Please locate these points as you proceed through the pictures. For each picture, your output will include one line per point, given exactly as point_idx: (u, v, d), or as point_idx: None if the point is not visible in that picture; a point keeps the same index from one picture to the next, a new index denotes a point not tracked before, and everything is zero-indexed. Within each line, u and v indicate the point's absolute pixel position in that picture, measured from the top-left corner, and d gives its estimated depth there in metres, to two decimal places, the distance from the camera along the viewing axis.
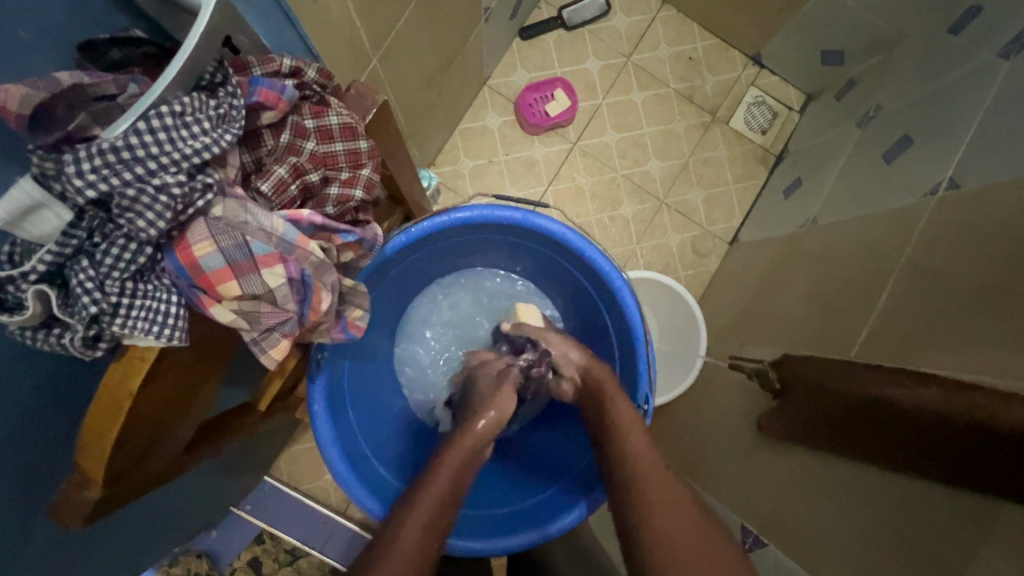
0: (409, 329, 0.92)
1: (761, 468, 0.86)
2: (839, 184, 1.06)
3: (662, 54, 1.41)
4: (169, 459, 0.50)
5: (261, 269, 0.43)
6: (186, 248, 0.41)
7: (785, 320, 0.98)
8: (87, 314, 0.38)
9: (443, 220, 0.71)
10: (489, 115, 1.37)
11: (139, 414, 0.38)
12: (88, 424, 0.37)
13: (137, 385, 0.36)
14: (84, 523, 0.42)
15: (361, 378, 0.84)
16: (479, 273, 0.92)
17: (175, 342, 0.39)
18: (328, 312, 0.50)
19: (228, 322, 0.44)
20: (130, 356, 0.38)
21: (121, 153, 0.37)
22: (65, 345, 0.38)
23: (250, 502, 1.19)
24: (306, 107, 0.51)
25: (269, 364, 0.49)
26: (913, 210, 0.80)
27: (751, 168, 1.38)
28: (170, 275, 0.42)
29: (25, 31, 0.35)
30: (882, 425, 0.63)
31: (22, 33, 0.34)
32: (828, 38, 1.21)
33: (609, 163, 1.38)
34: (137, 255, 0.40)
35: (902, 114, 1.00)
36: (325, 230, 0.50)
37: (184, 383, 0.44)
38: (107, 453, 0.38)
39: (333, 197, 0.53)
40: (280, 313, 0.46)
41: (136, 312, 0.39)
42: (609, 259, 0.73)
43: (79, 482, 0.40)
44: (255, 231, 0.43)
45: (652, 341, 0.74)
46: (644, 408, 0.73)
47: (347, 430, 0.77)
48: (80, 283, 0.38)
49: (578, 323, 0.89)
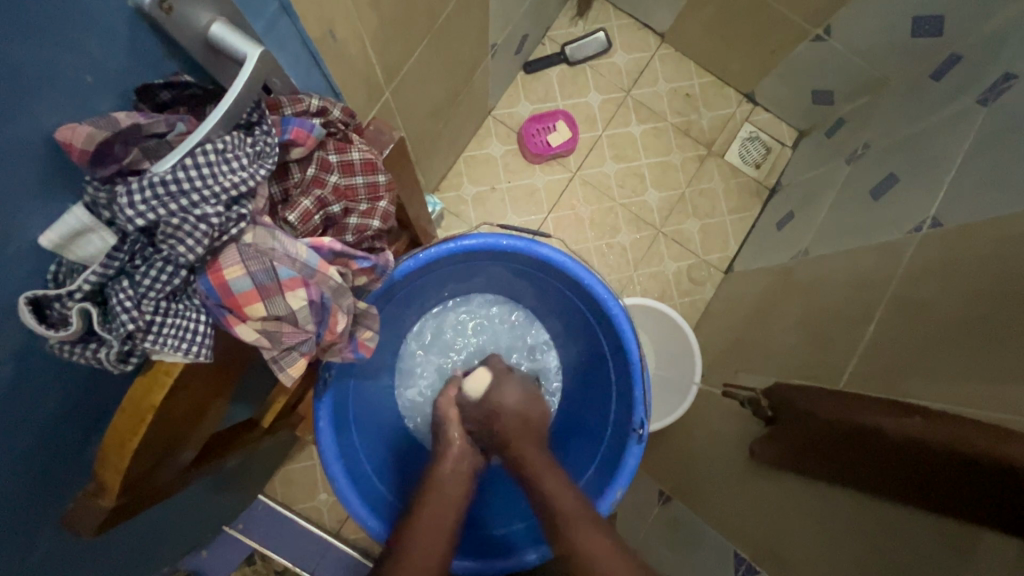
0: (410, 352, 0.93)
1: (755, 495, 0.87)
2: (830, 218, 1.10)
3: (660, 89, 1.47)
4: (175, 474, 0.51)
5: (285, 291, 0.46)
6: (217, 271, 0.44)
7: (777, 348, 1.01)
8: (124, 330, 0.40)
9: (449, 247, 0.74)
10: (492, 143, 1.42)
11: (158, 426, 0.40)
12: (109, 434, 0.39)
13: (160, 399, 0.38)
14: (96, 532, 0.43)
15: (364, 396, 0.86)
16: (478, 299, 0.94)
17: (200, 358, 0.42)
18: (342, 334, 0.53)
19: (252, 341, 0.46)
20: (155, 370, 0.40)
21: (169, 186, 0.40)
22: (100, 359, 0.41)
23: (242, 522, 1.20)
24: (331, 142, 0.54)
25: (287, 382, 0.51)
26: (900, 245, 0.84)
27: (745, 200, 1.42)
28: (200, 296, 0.44)
29: (95, 75, 0.38)
30: (871, 454, 0.65)
31: (90, 79, 0.38)
32: (818, 80, 1.27)
33: (608, 191, 1.43)
34: (173, 278, 0.42)
35: (888, 153, 1.05)
36: (343, 256, 0.52)
37: (203, 396, 0.46)
38: (125, 464, 0.39)
39: (352, 227, 0.56)
40: (300, 333, 0.48)
41: (167, 331, 0.42)
42: (608, 288, 0.76)
43: (94, 492, 0.41)
44: (282, 257, 0.46)
45: (649, 368, 0.76)
46: (639, 433, 0.74)
47: (349, 446, 0.79)
48: (120, 302, 0.40)
49: (576, 350, 0.91)
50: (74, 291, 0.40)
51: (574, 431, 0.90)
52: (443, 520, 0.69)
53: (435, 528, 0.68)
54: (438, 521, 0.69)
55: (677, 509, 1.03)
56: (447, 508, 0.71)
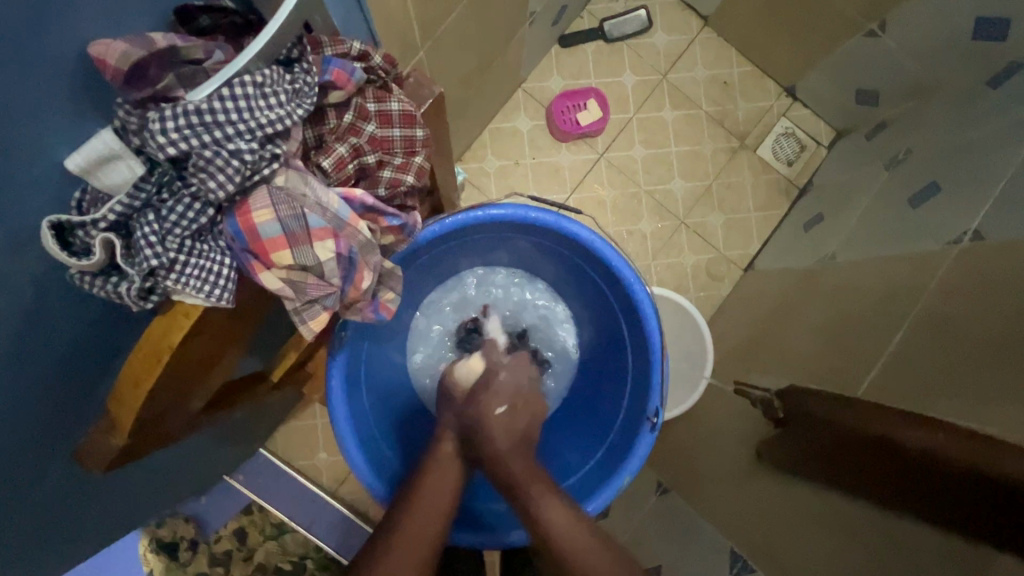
0: (423, 321, 0.92)
1: (756, 494, 0.87)
2: (862, 223, 1.07)
3: (698, 76, 1.42)
4: (185, 419, 0.51)
5: (314, 241, 0.44)
6: (246, 213, 0.43)
7: (794, 351, 0.99)
8: (146, 266, 0.39)
9: (477, 214, 0.72)
10: (520, 117, 1.38)
11: (176, 368, 0.39)
12: (125, 373, 0.38)
13: (179, 341, 0.37)
14: (105, 469, 0.43)
15: (377, 360, 0.85)
16: (495, 271, 0.92)
17: (221, 303, 0.40)
18: (366, 291, 0.51)
19: (275, 289, 0.45)
20: (174, 311, 0.39)
21: (202, 117, 0.39)
22: (120, 294, 0.40)
23: (243, 473, 1.24)
24: (370, 90, 0.52)
25: (306, 336, 0.50)
26: (935, 256, 0.80)
27: (774, 198, 1.39)
28: (226, 238, 0.43)
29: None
30: (880, 465, 0.64)
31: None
32: (864, 79, 1.22)
33: (633, 176, 1.39)
34: (199, 215, 0.42)
35: (931, 161, 1.00)
36: (372, 211, 0.50)
37: (216, 345, 0.45)
38: (139, 404, 0.38)
39: (385, 180, 0.53)
40: (325, 286, 0.47)
41: (189, 272, 0.40)
42: (636, 272, 0.74)
43: (105, 429, 0.41)
44: (313, 205, 0.44)
45: (668, 357, 0.74)
46: (654, 421, 0.73)
47: (358, 407, 0.79)
48: (144, 236, 0.40)
49: (593, 331, 0.89)
50: (99, 220, 0.40)
51: (586, 411, 0.89)
52: (441, 492, 0.69)
53: (436, 498, 0.68)
54: (434, 501, 0.68)
55: (676, 501, 1.03)
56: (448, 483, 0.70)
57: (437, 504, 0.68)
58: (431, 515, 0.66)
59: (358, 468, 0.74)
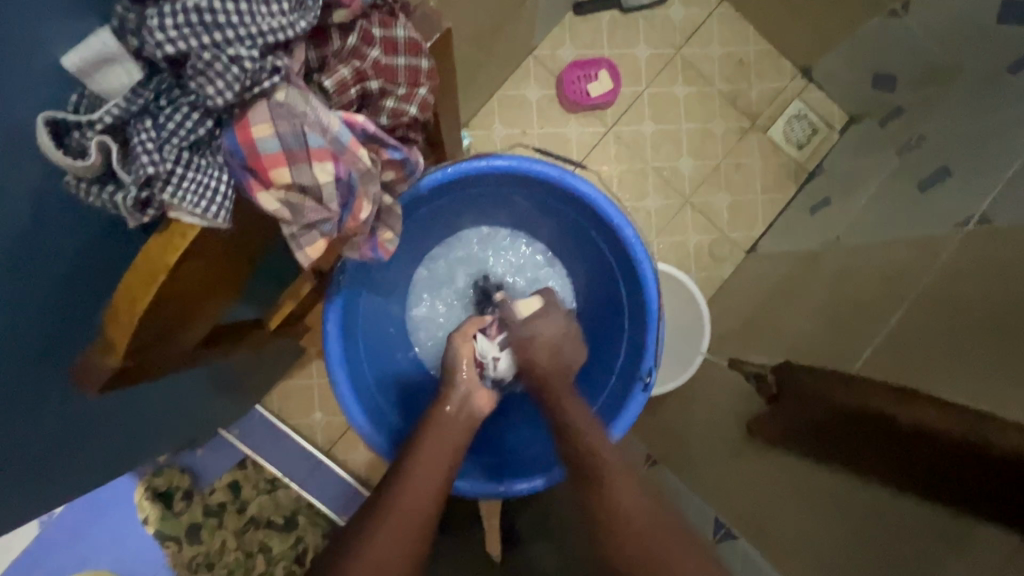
0: (422, 275, 0.92)
1: (743, 467, 0.88)
2: (870, 207, 1.06)
3: (713, 52, 1.39)
4: (183, 351, 0.51)
5: (313, 161, 0.45)
6: (245, 127, 0.42)
7: (792, 332, 0.99)
8: (143, 174, 0.39)
9: (480, 164, 0.71)
10: (530, 86, 1.36)
11: (172, 289, 0.39)
12: (121, 291, 0.37)
13: (174, 261, 0.37)
14: (101, 390, 0.43)
15: (374, 311, 0.86)
16: (496, 230, 0.92)
17: (219, 222, 0.40)
18: (365, 224, 0.51)
19: (272, 210, 0.46)
20: (170, 232, 0.38)
21: (203, 16, 0.39)
22: (115, 203, 0.40)
23: (239, 428, 1.26)
24: (376, 15, 0.51)
25: (303, 261, 0.51)
26: (940, 240, 0.79)
27: (782, 181, 1.37)
28: (225, 153, 0.43)
29: None
30: (871, 436, 0.64)
31: None
32: (883, 62, 1.19)
33: (641, 152, 1.38)
34: (198, 126, 0.42)
35: (944, 146, 0.98)
36: (374, 143, 0.50)
37: (212, 273, 0.44)
38: (134, 324, 0.38)
39: (388, 109, 0.52)
40: (323, 211, 0.47)
41: (187, 186, 0.40)
42: (637, 232, 0.73)
43: (100, 350, 0.41)
44: (313, 124, 0.44)
45: (664, 319, 0.75)
46: (646, 381, 0.74)
47: (354, 355, 0.80)
48: (141, 142, 0.40)
49: (589, 294, 0.89)
50: (95, 122, 0.39)
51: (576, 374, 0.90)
52: (442, 451, 0.70)
53: (435, 456, 0.69)
54: (435, 461, 0.69)
55: (664, 473, 1.04)
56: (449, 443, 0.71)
57: (437, 463, 0.69)
58: (431, 474, 0.68)
59: (351, 413, 0.75)
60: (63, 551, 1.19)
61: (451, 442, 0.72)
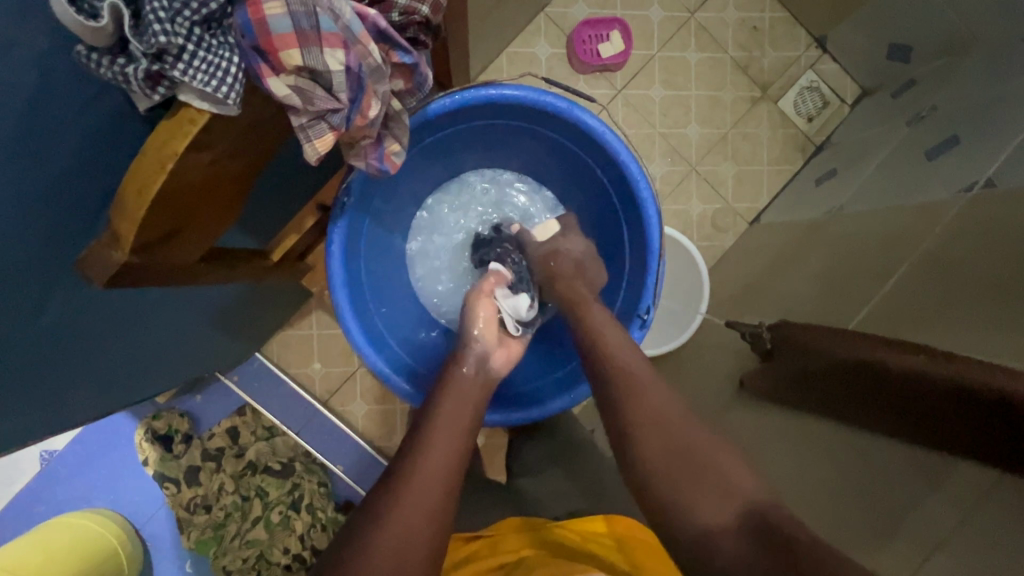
0: (425, 215, 0.93)
1: (734, 422, 0.90)
2: (876, 177, 1.05)
3: (727, 17, 1.36)
4: (187, 260, 0.52)
5: (324, 45, 0.44)
6: (257, 5, 0.42)
7: (790, 296, 1.00)
8: (155, 45, 0.39)
9: (490, 92, 0.72)
10: (540, 44, 1.34)
11: (181, 181, 0.40)
12: (129, 178, 0.38)
13: (181, 148, 0.38)
14: (106, 286, 0.44)
15: (378, 246, 0.87)
16: (500, 171, 0.92)
17: (227, 104, 0.39)
18: (372, 123, 0.52)
19: (282, 97, 0.45)
20: (179, 119, 0.39)
21: None
22: (127, 75, 0.41)
23: (238, 374, 1.28)
24: None
25: (311, 158, 0.50)
26: (944, 205, 0.78)
27: (789, 153, 1.36)
28: (236, 33, 0.43)
29: None
30: (861, 376, 0.66)
31: None
32: (899, 32, 1.17)
33: (650, 117, 1.36)
34: (211, 1, 0.40)
35: (953, 116, 0.97)
36: (384, 41, 0.50)
37: (220, 173, 0.45)
38: (142, 211, 0.39)
39: (400, 6, 0.51)
40: (332, 101, 0.47)
41: (198, 65, 0.40)
42: (643, 169, 0.73)
43: (108, 243, 0.42)
44: (325, 7, 0.43)
45: (665, 258, 0.75)
46: (644, 318, 0.75)
47: (357, 283, 0.81)
48: (153, 11, 0.39)
49: (590, 238, 0.90)
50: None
51: None
52: (462, 414, 0.65)
53: (457, 417, 0.64)
54: (456, 422, 0.63)
55: None
56: (468, 403, 0.67)
57: (457, 423, 0.63)
58: (454, 438, 0.62)
59: (355, 338, 0.77)
60: (65, 485, 1.26)
61: (471, 406, 0.67)
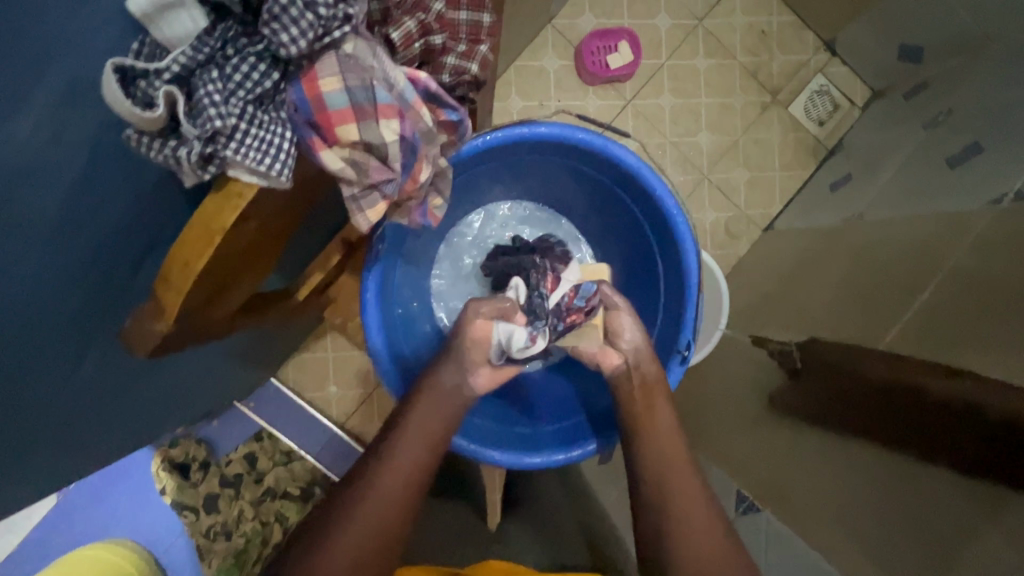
0: (451, 248, 0.93)
1: (764, 439, 0.89)
2: (893, 184, 1.05)
3: (735, 22, 1.35)
4: (225, 317, 0.51)
5: (380, 117, 0.47)
6: (313, 80, 0.45)
7: (813, 308, 0.99)
8: (210, 128, 0.40)
9: (523, 131, 0.72)
10: (547, 56, 1.33)
11: (224, 252, 0.39)
12: (174, 251, 0.37)
13: (230, 222, 0.36)
14: (151, 352, 0.44)
15: (407, 284, 0.87)
16: (528, 203, 0.93)
17: (280, 178, 0.41)
18: (421, 187, 0.55)
19: (336, 169, 0.48)
20: (227, 192, 0.38)
21: None
22: (180, 158, 0.41)
23: (253, 400, 1.26)
24: None
25: (362, 225, 0.54)
26: (972, 216, 0.76)
27: (801, 158, 1.36)
28: (291, 107, 0.45)
29: None
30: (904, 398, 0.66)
31: None
32: (910, 33, 1.16)
33: (660, 126, 1.35)
34: (265, 79, 0.43)
35: (972, 121, 0.95)
36: (433, 100, 0.52)
37: (264, 234, 0.44)
38: (188, 282, 0.38)
39: (449, 66, 0.56)
40: (386, 171, 0.50)
41: (251, 143, 0.41)
42: (679, 203, 0.73)
43: (152, 314, 0.41)
44: (381, 79, 0.47)
45: (703, 290, 0.75)
46: (683, 354, 0.75)
47: (391, 323, 0.81)
48: (208, 95, 0.41)
49: (620, 268, 0.91)
50: (162, 71, 0.40)
51: None
52: (433, 424, 0.69)
53: (428, 425, 0.69)
54: (423, 431, 0.68)
55: None
56: (439, 412, 0.70)
57: (422, 435, 0.68)
58: (421, 447, 0.67)
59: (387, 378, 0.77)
60: (81, 516, 1.25)
61: (441, 414, 0.70)
